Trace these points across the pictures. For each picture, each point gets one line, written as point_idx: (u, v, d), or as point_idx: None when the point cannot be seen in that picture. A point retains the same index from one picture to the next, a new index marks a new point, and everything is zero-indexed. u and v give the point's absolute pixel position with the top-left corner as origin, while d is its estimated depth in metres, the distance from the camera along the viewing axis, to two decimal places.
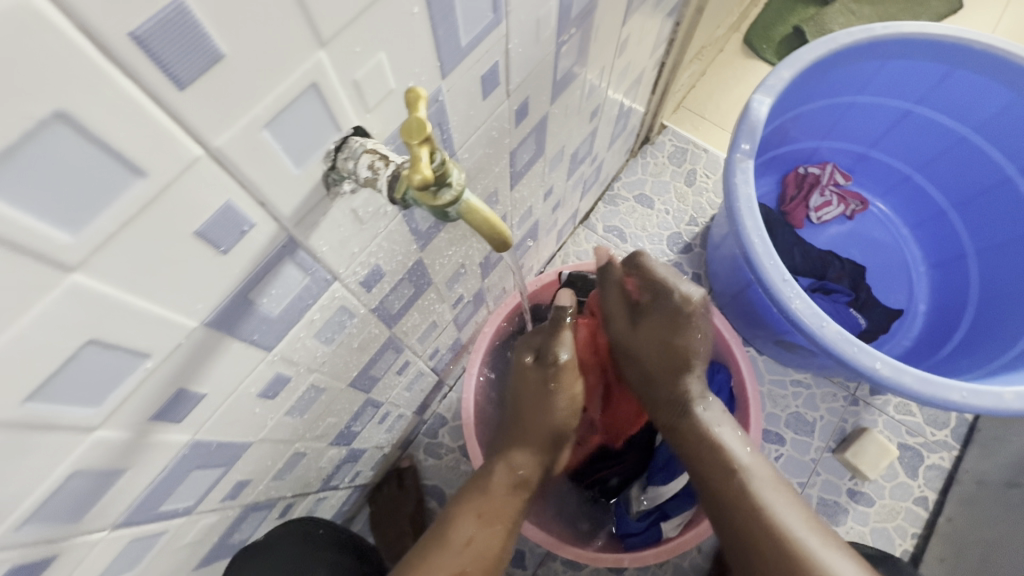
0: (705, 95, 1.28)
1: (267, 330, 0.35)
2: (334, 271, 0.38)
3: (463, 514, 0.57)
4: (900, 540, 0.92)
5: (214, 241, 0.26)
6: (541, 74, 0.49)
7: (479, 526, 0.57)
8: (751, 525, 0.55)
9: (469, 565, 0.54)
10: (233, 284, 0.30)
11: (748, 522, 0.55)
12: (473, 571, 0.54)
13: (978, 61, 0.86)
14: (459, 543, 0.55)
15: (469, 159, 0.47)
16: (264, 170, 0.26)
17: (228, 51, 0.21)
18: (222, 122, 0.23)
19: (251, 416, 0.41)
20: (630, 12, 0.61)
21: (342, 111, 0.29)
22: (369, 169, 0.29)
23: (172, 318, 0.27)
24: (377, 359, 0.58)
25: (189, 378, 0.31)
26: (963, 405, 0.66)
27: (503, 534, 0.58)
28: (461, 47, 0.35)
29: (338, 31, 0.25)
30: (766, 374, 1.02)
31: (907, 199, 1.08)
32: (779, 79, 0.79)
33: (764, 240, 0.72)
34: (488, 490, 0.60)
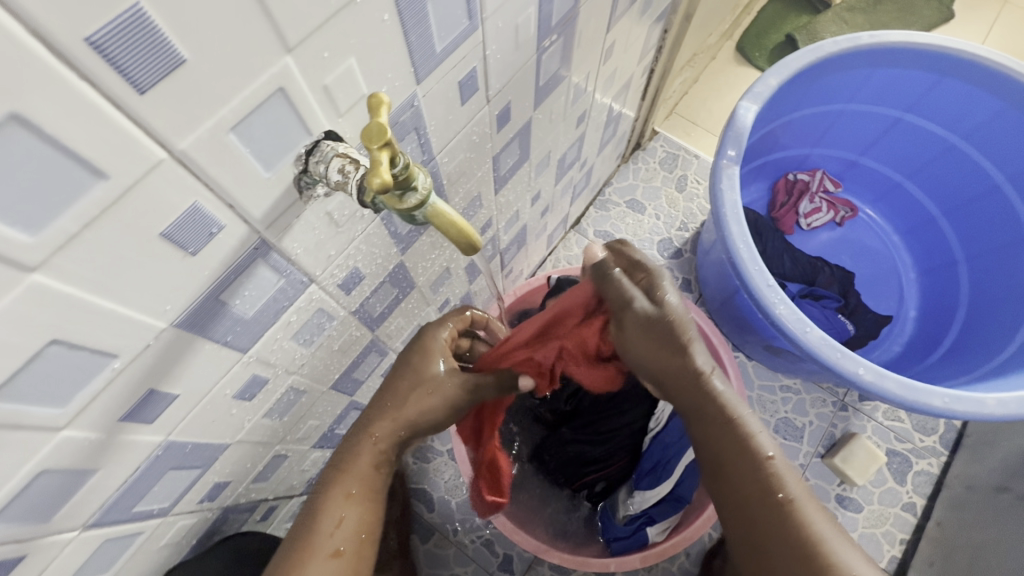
0: (697, 102, 1.29)
1: (241, 331, 0.36)
2: (311, 273, 0.39)
3: (328, 492, 0.48)
4: (888, 546, 0.92)
5: (182, 243, 0.27)
6: (522, 80, 0.49)
7: (348, 508, 0.48)
8: (745, 472, 0.50)
9: (347, 545, 0.47)
10: (205, 284, 0.30)
11: (760, 501, 0.49)
12: (350, 551, 0.47)
13: (965, 70, 0.87)
14: (326, 527, 0.47)
15: (450, 163, 0.47)
16: (232, 173, 0.27)
17: (190, 56, 0.21)
18: (186, 125, 0.23)
19: (228, 418, 0.41)
20: (615, 19, 0.62)
21: (313, 116, 0.29)
22: (340, 173, 0.30)
23: (140, 319, 0.27)
24: (360, 361, 0.58)
25: (161, 378, 0.32)
26: (946, 410, 0.66)
27: (371, 514, 0.49)
28: (436, 53, 0.35)
29: (305, 38, 0.26)
30: (755, 379, 1.02)
31: (897, 206, 1.09)
32: (766, 87, 0.80)
33: (749, 246, 0.72)
34: (352, 468, 0.50)
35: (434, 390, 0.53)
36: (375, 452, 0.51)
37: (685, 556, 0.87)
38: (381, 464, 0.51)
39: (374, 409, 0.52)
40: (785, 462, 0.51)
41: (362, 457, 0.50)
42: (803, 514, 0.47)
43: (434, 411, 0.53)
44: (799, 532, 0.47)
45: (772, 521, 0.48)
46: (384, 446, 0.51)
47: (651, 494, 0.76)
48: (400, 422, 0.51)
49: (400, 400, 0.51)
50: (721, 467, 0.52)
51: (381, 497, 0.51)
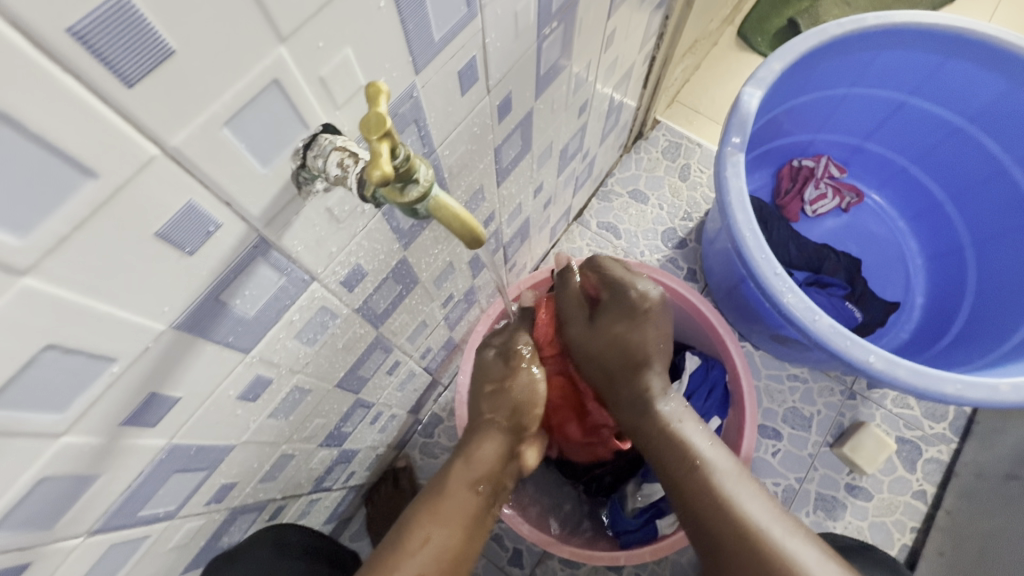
0: (699, 89, 1.27)
1: (243, 332, 0.35)
2: (312, 271, 0.38)
3: (416, 512, 0.50)
4: (898, 534, 0.92)
5: (178, 243, 0.26)
6: (523, 69, 0.48)
7: (433, 528, 0.49)
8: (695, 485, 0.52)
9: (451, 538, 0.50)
10: (205, 283, 0.29)
11: (714, 515, 0.49)
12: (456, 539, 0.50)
13: (973, 51, 0.85)
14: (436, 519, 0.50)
15: (450, 156, 0.46)
16: (228, 169, 0.26)
17: (178, 46, 0.20)
18: (177, 121, 0.22)
19: (232, 419, 0.41)
20: (616, 5, 0.60)
21: (309, 108, 0.28)
22: (339, 167, 0.29)
23: (138, 321, 0.27)
24: (365, 359, 0.57)
25: (162, 381, 0.31)
26: (958, 397, 0.65)
27: (459, 536, 0.50)
28: (434, 42, 0.34)
29: (297, 28, 0.25)
30: (762, 368, 1.01)
31: (903, 191, 1.07)
32: (770, 72, 0.79)
33: (755, 234, 0.71)
34: (448, 488, 0.52)
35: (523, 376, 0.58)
36: (476, 470, 0.54)
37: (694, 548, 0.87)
38: (481, 487, 0.53)
39: (472, 432, 0.57)
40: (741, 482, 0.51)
41: (456, 480, 0.53)
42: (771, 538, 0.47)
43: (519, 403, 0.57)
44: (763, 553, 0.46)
45: (739, 548, 0.47)
46: (484, 466, 0.54)
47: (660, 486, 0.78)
48: (502, 432, 0.56)
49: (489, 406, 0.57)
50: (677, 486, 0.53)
51: (470, 517, 0.51)
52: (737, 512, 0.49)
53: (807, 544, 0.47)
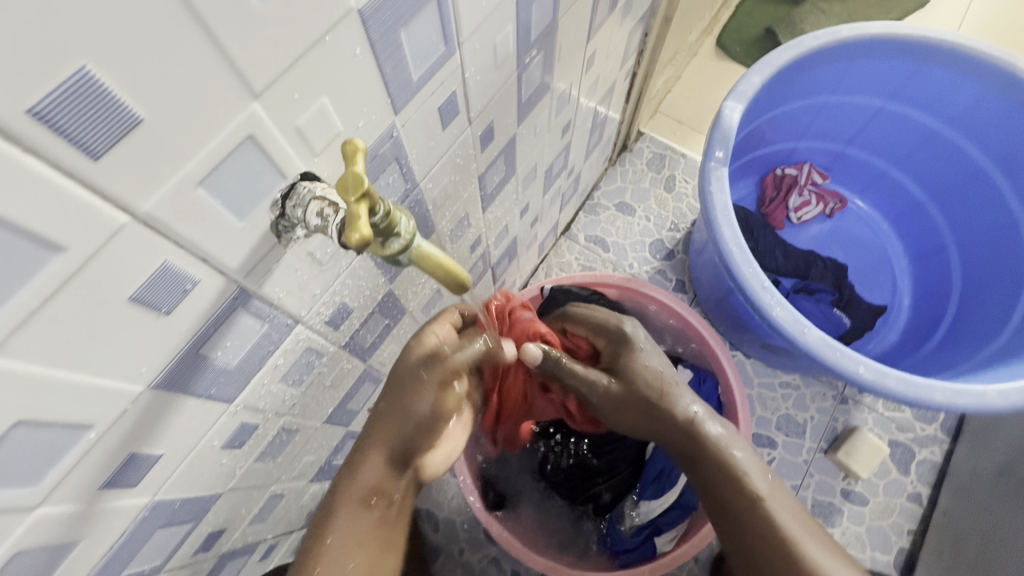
0: (681, 100, 1.28)
1: (225, 383, 0.34)
2: (296, 314, 0.37)
3: (312, 541, 0.47)
4: (896, 538, 0.92)
5: (154, 305, 0.25)
6: (504, 98, 0.48)
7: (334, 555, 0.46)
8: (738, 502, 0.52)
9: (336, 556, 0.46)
10: (182, 340, 0.28)
11: (748, 517, 0.51)
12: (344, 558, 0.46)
13: (946, 59, 0.86)
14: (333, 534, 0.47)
15: (434, 188, 0.46)
16: (203, 227, 0.25)
17: (146, 114, 0.20)
18: (148, 187, 0.22)
19: (217, 468, 0.39)
20: (594, 28, 0.61)
21: (286, 159, 0.28)
22: (319, 217, 0.28)
23: (113, 386, 0.26)
24: (354, 392, 0.57)
25: (142, 440, 0.30)
26: (947, 404, 0.66)
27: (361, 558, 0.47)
28: (412, 82, 0.34)
29: (270, 83, 0.24)
30: (754, 377, 1.01)
31: (885, 195, 1.09)
32: (750, 85, 0.79)
33: (741, 248, 0.71)
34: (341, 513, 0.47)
35: (425, 396, 0.49)
36: (366, 486, 0.48)
37: (693, 562, 0.87)
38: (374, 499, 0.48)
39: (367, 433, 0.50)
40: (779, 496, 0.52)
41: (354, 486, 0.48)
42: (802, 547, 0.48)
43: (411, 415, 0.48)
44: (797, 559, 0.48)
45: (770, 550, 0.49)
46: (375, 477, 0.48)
47: (657, 503, 0.79)
48: (387, 442, 0.48)
49: (382, 410, 0.48)
50: (719, 504, 0.53)
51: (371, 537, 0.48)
52: (768, 517, 0.51)
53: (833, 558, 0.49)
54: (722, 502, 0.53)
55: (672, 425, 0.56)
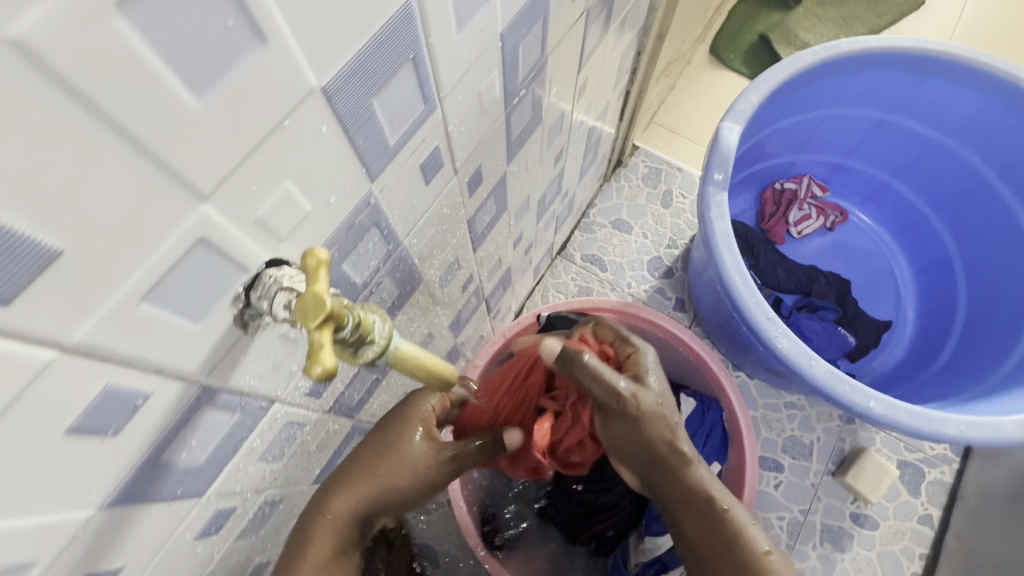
0: (676, 111, 1.26)
1: (193, 480, 0.31)
2: (270, 395, 0.34)
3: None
4: (908, 563, 0.90)
5: (98, 429, 0.22)
6: (491, 141, 0.45)
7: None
8: (734, 561, 0.51)
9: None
10: (137, 453, 0.26)
11: None
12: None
13: (947, 71, 0.84)
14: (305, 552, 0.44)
15: (420, 242, 0.43)
16: (151, 341, 0.22)
17: (66, 244, 0.17)
18: (77, 317, 0.19)
19: (193, 557, 0.37)
20: (586, 56, 0.58)
21: (248, 252, 0.25)
22: (287, 310, 0.26)
23: (56, 518, 0.23)
24: (343, 448, 0.54)
25: (98, 559, 0.27)
26: (961, 438, 0.63)
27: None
28: (389, 146, 0.31)
29: (221, 181, 0.21)
30: (758, 398, 0.99)
31: (887, 207, 1.06)
32: (747, 104, 0.77)
33: (744, 277, 0.69)
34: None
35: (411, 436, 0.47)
36: (330, 538, 0.44)
37: None
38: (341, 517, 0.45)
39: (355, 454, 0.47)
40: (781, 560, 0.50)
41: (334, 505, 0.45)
42: None
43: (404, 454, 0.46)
44: None
45: None
46: (334, 540, 0.44)
47: None
48: (375, 467, 0.45)
49: (371, 442, 0.46)
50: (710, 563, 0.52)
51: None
52: None
53: None
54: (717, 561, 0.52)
55: (668, 470, 0.54)
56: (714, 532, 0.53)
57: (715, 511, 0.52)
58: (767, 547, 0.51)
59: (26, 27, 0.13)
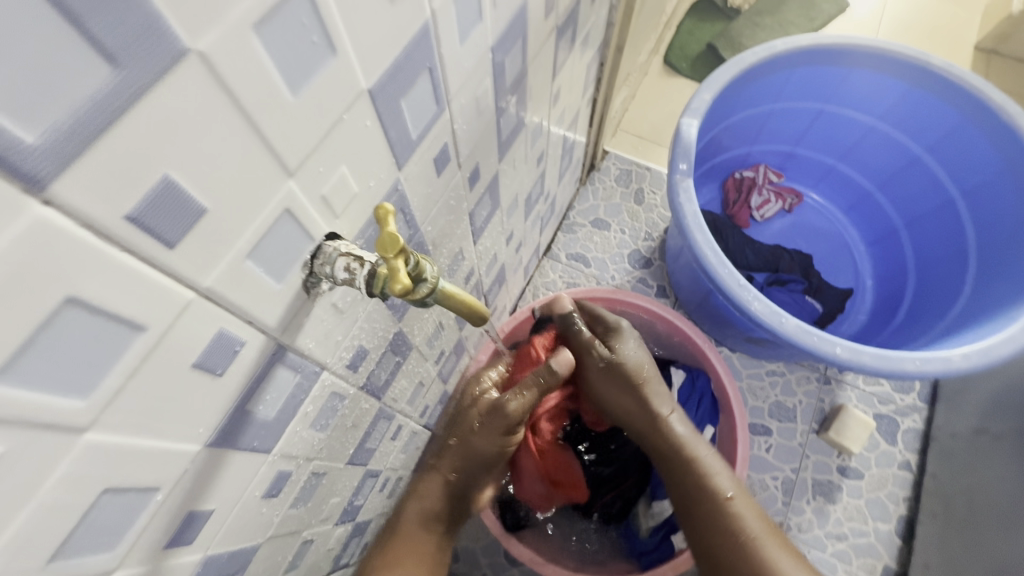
0: (639, 117, 1.36)
1: (266, 434, 0.36)
2: (322, 361, 0.40)
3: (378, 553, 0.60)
4: (894, 506, 0.97)
5: (211, 367, 0.28)
6: (486, 140, 0.52)
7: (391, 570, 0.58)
8: (727, 539, 0.60)
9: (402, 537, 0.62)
10: (231, 399, 0.31)
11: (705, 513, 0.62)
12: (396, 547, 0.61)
13: (870, 62, 0.95)
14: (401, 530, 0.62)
15: (432, 230, 0.50)
16: (249, 293, 0.28)
17: (209, 204, 0.23)
18: (208, 265, 0.24)
19: (259, 517, 0.41)
20: (558, 67, 0.66)
21: (314, 224, 0.31)
22: (346, 271, 0.32)
23: (176, 448, 0.28)
24: (371, 431, 0.59)
25: (198, 498, 0.32)
26: (918, 372, 0.71)
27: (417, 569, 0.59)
28: (412, 139, 0.37)
29: (302, 161, 0.27)
30: (742, 369, 1.06)
31: (837, 186, 1.17)
32: (702, 101, 0.86)
33: (715, 251, 0.77)
34: (401, 531, 0.62)
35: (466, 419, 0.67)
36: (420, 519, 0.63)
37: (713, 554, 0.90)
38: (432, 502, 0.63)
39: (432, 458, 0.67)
40: (747, 503, 0.62)
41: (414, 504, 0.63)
42: (762, 548, 0.58)
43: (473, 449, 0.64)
44: (753, 558, 0.57)
45: (721, 544, 0.60)
46: (432, 502, 0.64)
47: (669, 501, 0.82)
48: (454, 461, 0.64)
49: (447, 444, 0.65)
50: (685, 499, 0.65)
51: (427, 553, 0.61)
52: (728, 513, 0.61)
53: (779, 546, 0.58)
54: (719, 546, 0.60)
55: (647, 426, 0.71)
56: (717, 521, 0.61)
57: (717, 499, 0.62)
58: (730, 493, 0.63)
59: (207, 41, 0.19)
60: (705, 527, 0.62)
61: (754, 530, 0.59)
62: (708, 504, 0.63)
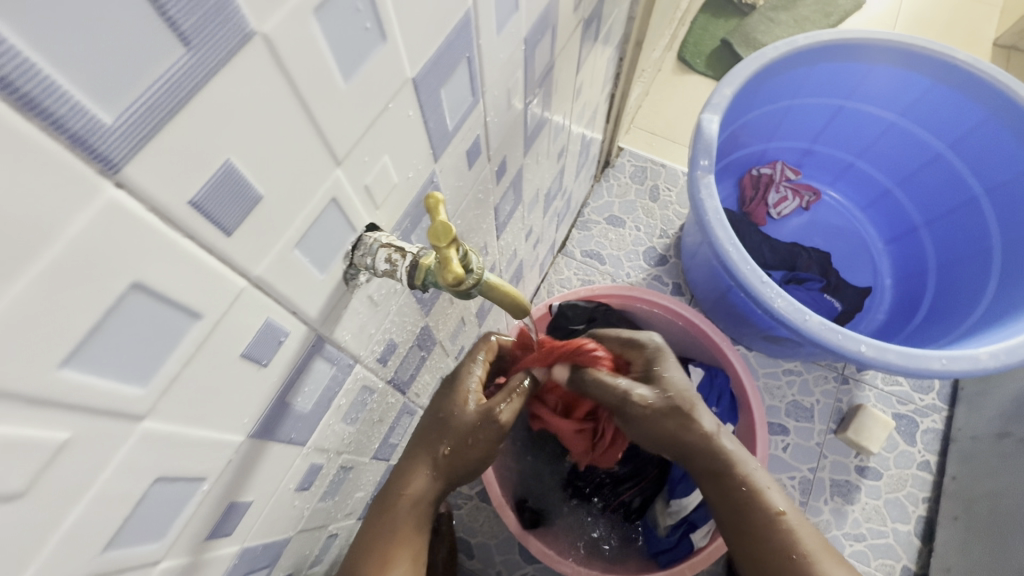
0: (653, 114, 1.35)
1: (302, 426, 0.36)
2: (356, 354, 0.39)
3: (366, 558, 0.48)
4: (913, 507, 0.96)
5: (257, 357, 0.28)
6: (514, 133, 0.52)
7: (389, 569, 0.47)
8: (777, 559, 0.52)
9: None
10: (273, 389, 0.31)
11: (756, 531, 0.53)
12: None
13: (892, 57, 0.94)
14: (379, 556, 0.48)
15: (460, 223, 0.49)
16: (295, 283, 0.28)
17: (264, 191, 0.23)
18: (261, 253, 0.24)
19: (291, 511, 0.41)
20: (582, 61, 0.66)
21: (357, 214, 0.31)
22: (388, 262, 0.31)
23: (223, 438, 0.28)
24: (395, 426, 0.59)
25: (239, 489, 0.32)
26: (944, 371, 0.70)
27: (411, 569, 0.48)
28: (449, 130, 0.37)
29: (349, 150, 0.27)
30: (759, 368, 1.06)
31: (856, 183, 1.16)
32: (722, 97, 0.85)
33: (737, 247, 0.76)
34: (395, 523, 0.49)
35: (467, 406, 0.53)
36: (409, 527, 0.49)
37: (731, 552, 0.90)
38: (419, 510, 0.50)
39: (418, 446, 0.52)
40: (801, 518, 0.53)
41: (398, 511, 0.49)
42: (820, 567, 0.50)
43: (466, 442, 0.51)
44: None
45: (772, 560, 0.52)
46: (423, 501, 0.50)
47: (688, 500, 0.79)
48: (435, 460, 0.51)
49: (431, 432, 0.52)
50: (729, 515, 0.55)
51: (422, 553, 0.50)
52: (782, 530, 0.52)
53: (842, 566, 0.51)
54: (766, 566, 0.52)
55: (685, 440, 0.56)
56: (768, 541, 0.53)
57: (769, 517, 0.53)
58: (782, 507, 0.53)
59: (273, 24, 0.19)
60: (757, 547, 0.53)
61: (811, 549, 0.51)
62: (760, 523, 0.53)
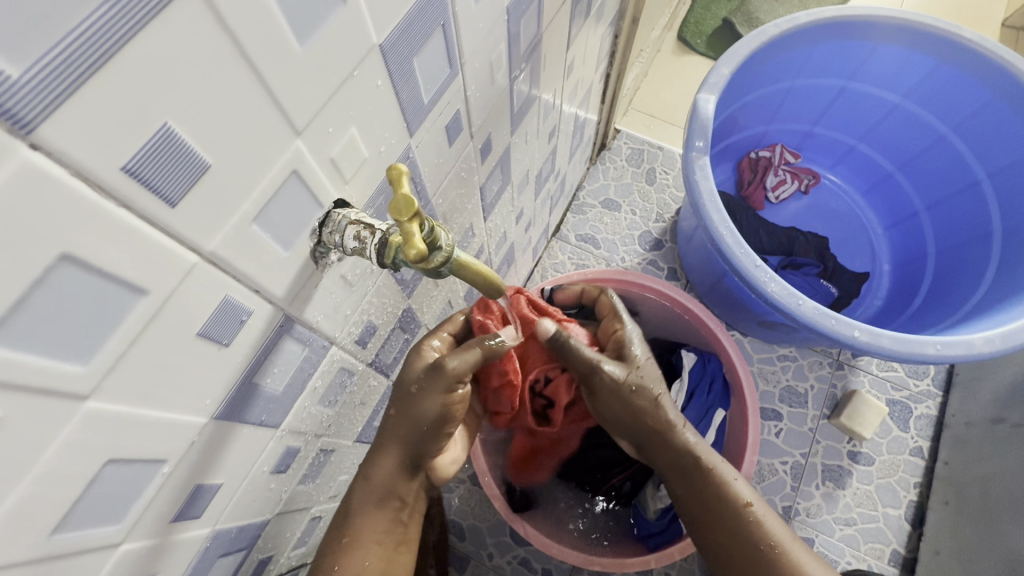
0: (652, 96, 1.33)
1: (274, 408, 0.35)
2: (331, 335, 0.38)
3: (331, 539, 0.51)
4: (904, 491, 0.96)
5: (217, 337, 0.27)
6: (499, 109, 0.50)
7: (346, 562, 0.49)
8: (744, 551, 0.57)
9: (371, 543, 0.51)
10: (238, 370, 0.30)
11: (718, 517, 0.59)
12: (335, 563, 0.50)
13: (896, 35, 0.91)
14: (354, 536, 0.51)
15: (443, 203, 0.48)
16: (255, 260, 0.27)
17: (213, 160, 0.21)
18: (214, 227, 0.23)
19: (267, 493, 0.41)
20: (572, 38, 0.64)
21: (323, 188, 0.29)
22: (356, 240, 0.30)
23: (183, 418, 0.27)
24: (379, 409, 0.58)
25: (206, 471, 0.31)
26: (938, 357, 0.69)
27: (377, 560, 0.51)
28: (424, 104, 0.36)
29: (310, 120, 0.26)
30: (753, 353, 1.05)
31: (857, 167, 1.14)
32: (720, 76, 0.82)
33: (732, 230, 0.74)
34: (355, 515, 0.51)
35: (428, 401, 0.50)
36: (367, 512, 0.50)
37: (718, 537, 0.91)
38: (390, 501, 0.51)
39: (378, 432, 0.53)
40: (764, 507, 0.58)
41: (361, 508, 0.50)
42: (791, 554, 0.55)
43: (421, 427, 0.50)
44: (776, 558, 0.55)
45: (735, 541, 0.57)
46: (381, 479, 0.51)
47: None
48: (400, 443, 0.51)
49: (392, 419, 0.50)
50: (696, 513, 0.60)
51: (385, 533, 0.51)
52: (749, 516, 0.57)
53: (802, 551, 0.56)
54: (734, 556, 0.57)
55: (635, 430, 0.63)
56: (739, 534, 0.57)
57: (737, 509, 0.57)
58: (747, 498, 0.58)
59: None
60: (732, 541, 0.57)
61: (777, 540, 0.56)
62: (714, 503, 0.59)
